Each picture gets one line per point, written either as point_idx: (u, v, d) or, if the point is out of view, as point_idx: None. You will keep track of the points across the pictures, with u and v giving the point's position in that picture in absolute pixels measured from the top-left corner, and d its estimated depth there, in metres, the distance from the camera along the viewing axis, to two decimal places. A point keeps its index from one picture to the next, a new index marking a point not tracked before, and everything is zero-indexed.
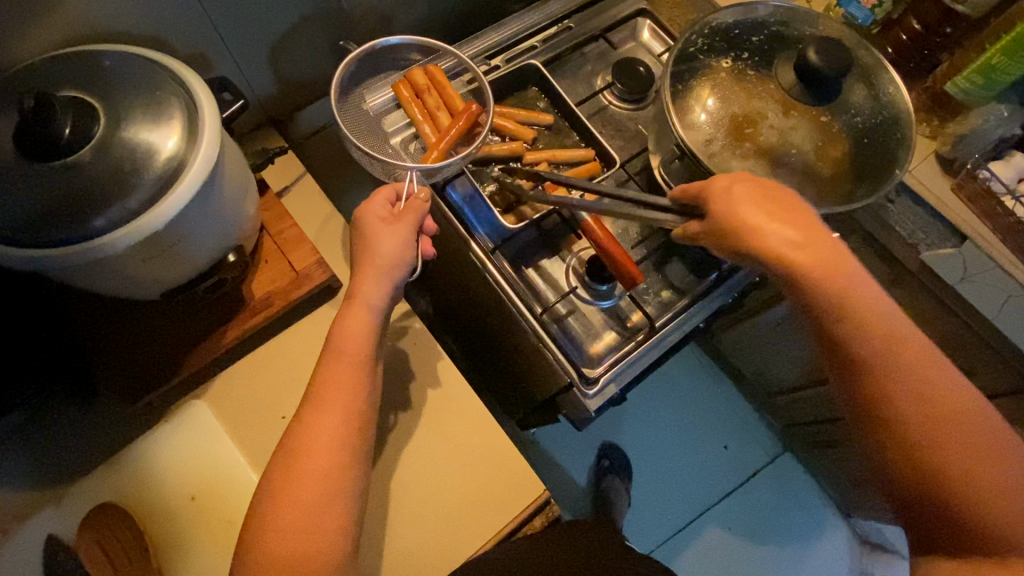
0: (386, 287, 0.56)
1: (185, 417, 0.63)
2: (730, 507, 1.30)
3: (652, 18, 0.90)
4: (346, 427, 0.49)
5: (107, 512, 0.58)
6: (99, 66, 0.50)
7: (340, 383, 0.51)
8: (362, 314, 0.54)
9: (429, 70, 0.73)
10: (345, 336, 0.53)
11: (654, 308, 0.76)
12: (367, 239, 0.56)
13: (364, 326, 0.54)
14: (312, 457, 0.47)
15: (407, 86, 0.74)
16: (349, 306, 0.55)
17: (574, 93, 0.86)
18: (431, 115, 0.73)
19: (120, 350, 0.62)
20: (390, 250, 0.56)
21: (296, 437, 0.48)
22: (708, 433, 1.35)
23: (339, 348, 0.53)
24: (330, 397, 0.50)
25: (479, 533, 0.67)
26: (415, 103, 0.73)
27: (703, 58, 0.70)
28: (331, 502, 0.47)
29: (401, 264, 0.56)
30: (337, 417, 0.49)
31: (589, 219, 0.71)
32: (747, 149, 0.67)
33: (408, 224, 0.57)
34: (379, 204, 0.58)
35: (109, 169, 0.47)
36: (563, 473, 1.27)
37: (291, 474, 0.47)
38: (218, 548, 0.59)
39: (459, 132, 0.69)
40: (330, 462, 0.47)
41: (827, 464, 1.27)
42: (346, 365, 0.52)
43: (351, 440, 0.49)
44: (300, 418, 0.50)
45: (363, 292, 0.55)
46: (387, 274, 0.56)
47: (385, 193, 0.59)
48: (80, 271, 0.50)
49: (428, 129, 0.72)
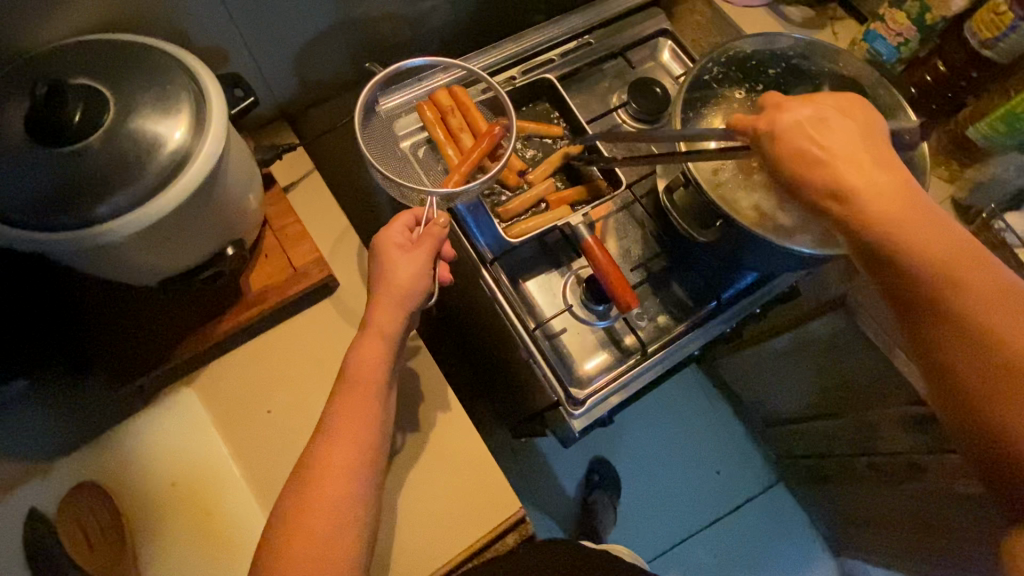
0: (399, 319, 0.58)
1: (175, 404, 0.64)
2: (717, 534, 1.29)
3: (674, 39, 0.89)
4: (354, 456, 0.52)
5: (88, 492, 0.59)
6: (117, 55, 0.51)
7: (354, 414, 0.53)
8: (376, 344, 0.57)
9: (455, 92, 0.74)
10: (360, 367, 0.56)
11: (648, 332, 0.75)
12: (384, 269, 0.58)
13: (377, 356, 0.57)
14: (323, 486, 0.50)
15: (431, 108, 0.74)
16: (362, 336, 0.57)
17: (588, 110, 0.86)
18: (454, 137, 0.73)
19: (117, 333, 0.64)
20: (404, 281, 0.58)
21: (309, 464, 0.51)
22: (701, 457, 1.33)
23: (352, 378, 0.56)
24: (344, 428, 0.53)
25: (453, 543, 0.67)
26: (439, 124, 0.73)
27: (717, 87, 0.71)
28: (338, 533, 0.49)
29: (415, 293, 0.58)
30: (349, 447, 0.52)
31: (589, 239, 0.70)
32: (756, 181, 0.68)
33: (424, 253, 0.59)
34: (397, 232, 0.60)
35: (116, 157, 0.48)
36: (554, 483, 1.26)
37: (302, 502, 0.49)
38: (194, 537, 0.60)
39: (480, 155, 0.69)
40: (342, 492, 0.50)
41: (819, 498, 1.26)
42: (360, 393, 0.55)
43: (361, 467, 0.52)
44: (312, 447, 0.52)
45: (377, 322, 0.57)
46: (401, 305, 0.58)
47: (402, 220, 0.61)
48: (81, 255, 0.51)
49: (451, 150, 0.72)
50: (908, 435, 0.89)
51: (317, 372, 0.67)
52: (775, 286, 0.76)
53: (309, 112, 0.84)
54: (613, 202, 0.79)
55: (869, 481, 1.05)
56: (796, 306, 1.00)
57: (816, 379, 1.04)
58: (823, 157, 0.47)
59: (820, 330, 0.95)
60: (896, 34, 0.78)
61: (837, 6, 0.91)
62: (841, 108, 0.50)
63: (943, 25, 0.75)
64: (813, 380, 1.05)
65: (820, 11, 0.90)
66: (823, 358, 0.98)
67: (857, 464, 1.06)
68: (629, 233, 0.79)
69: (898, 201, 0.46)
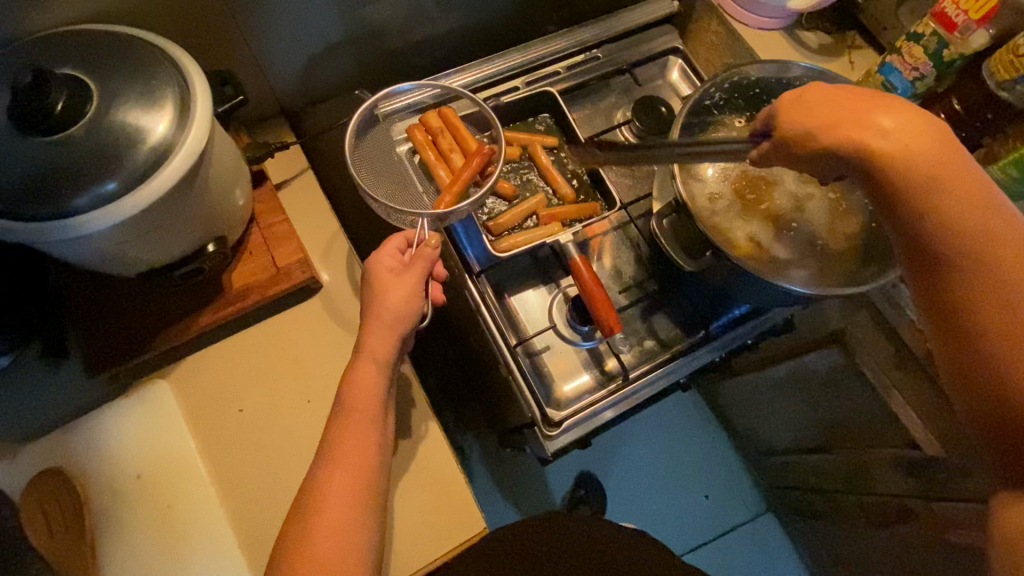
0: (392, 341, 0.58)
1: (146, 396, 0.64)
2: (700, 559, 1.27)
3: (685, 58, 0.87)
4: (357, 483, 0.54)
5: (53, 478, 0.60)
6: (102, 47, 0.51)
7: (352, 442, 0.55)
8: (370, 369, 0.58)
9: (444, 113, 0.74)
10: (357, 395, 0.57)
11: (632, 357, 0.74)
12: (376, 291, 0.59)
13: (371, 380, 0.57)
14: (326, 513, 0.52)
15: (422, 129, 0.74)
16: (356, 362, 0.58)
17: (590, 125, 0.85)
18: (445, 158, 0.72)
19: (95, 320, 0.64)
20: (395, 305, 0.58)
21: (310, 496, 0.53)
22: (690, 481, 1.31)
23: (349, 403, 0.57)
24: (343, 456, 0.54)
25: (418, 556, 0.66)
26: (429, 145, 0.73)
27: (718, 114, 0.70)
28: (342, 559, 0.51)
29: (407, 316, 0.58)
30: (351, 473, 0.53)
31: (576, 257, 0.69)
32: (752, 213, 0.66)
33: (416, 275, 0.59)
34: (389, 255, 0.60)
35: (92, 150, 0.48)
36: (538, 496, 1.23)
37: (306, 535, 0.51)
38: (153, 531, 0.60)
39: (472, 174, 0.68)
40: (344, 521, 0.52)
41: (807, 532, 1.23)
42: (356, 421, 0.56)
43: (359, 496, 0.53)
44: (314, 476, 0.54)
45: (370, 347, 0.58)
46: (395, 329, 0.58)
47: (395, 243, 0.61)
48: (57, 245, 0.51)
49: (443, 172, 0.71)
50: (900, 478, 0.86)
51: (292, 373, 0.67)
52: (768, 318, 0.75)
53: (308, 109, 0.83)
54: (608, 220, 0.78)
55: (859, 520, 1.02)
56: (796, 337, 0.97)
57: (809, 413, 1.00)
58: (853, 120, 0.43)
59: (818, 364, 0.92)
60: (911, 69, 0.76)
61: (856, 34, 0.88)
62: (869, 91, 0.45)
63: (960, 62, 0.73)
64: (807, 413, 1.01)
65: (838, 39, 0.88)
66: (818, 391, 0.95)
67: (846, 502, 1.03)
68: (622, 254, 0.78)
69: (932, 151, 0.41)
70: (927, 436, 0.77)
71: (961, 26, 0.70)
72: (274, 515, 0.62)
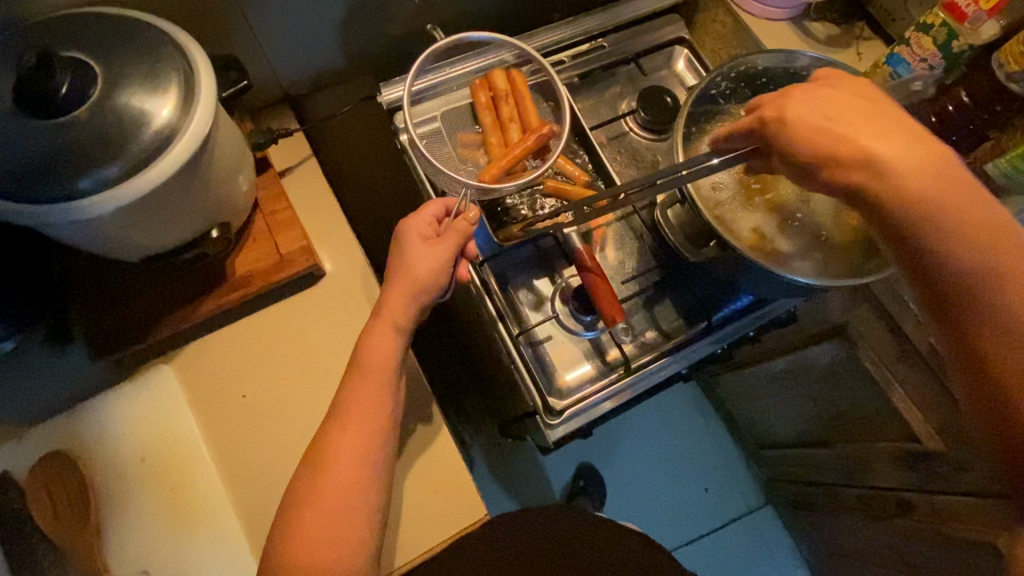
0: (409, 308, 0.59)
1: (151, 379, 0.65)
2: (699, 550, 1.28)
3: (690, 47, 0.87)
4: (366, 441, 0.54)
5: (57, 461, 0.61)
6: (109, 29, 0.51)
7: (366, 401, 0.55)
8: (386, 335, 0.58)
9: (514, 79, 0.73)
10: (372, 357, 0.57)
11: (635, 347, 0.74)
12: (405, 257, 0.59)
13: (387, 346, 0.58)
14: (331, 472, 0.52)
15: (487, 90, 0.73)
16: (375, 325, 0.59)
17: (596, 115, 0.84)
18: (504, 127, 0.72)
19: (101, 304, 0.65)
20: (423, 273, 0.58)
21: (320, 453, 0.53)
22: (690, 473, 1.31)
23: (363, 364, 0.57)
24: (355, 414, 0.55)
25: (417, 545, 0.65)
26: (490, 108, 0.73)
27: (723, 103, 0.69)
28: (347, 517, 0.51)
29: (432, 285, 0.59)
30: (360, 433, 0.54)
31: (580, 247, 0.70)
32: (759, 205, 0.66)
33: (446, 248, 0.59)
34: (423, 222, 0.60)
35: (97, 133, 0.47)
36: (540, 485, 1.24)
37: (312, 492, 0.52)
38: (158, 512, 0.61)
39: (524, 152, 0.68)
40: (351, 481, 0.52)
41: (806, 525, 1.23)
42: (369, 383, 0.57)
43: (369, 464, 0.54)
44: (324, 435, 0.55)
45: (389, 309, 0.58)
46: (416, 294, 0.59)
47: (432, 209, 0.61)
48: (62, 229, 0.51)
49: (497, 139, 0.71)
50: (900, 472, 0.85)
51: (293, 360, 0.67)
52: (772, 309, 0.75)
53: (313, 98, 0.83)
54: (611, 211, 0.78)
55: (858, 514, 1.02)
56: (800, 329, 0.97)
57: (811, 407, 1.00)
58: (843, 136, 0.45)
59: (822, 356, 0.91)
60: (921, 60, 0.75)
61: (865, 25, 0.87)
62: (851, 89, 0.49)
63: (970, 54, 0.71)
64: (809, 408, 1.01)
65: (846, 29, 0.87)
66: (821, 384, 0.94)
67: (846, 496, 1.03)
68: (626, 245, 0.78)
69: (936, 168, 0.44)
70: (927, 429, 0.76)
71: (970, 16, 0.69)
72: (272, 498, 0.62)
